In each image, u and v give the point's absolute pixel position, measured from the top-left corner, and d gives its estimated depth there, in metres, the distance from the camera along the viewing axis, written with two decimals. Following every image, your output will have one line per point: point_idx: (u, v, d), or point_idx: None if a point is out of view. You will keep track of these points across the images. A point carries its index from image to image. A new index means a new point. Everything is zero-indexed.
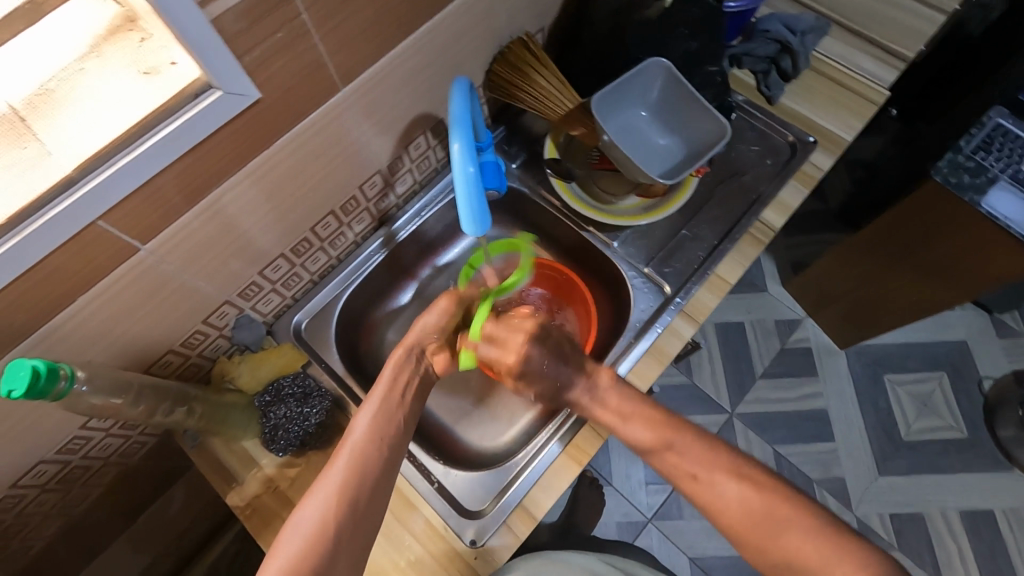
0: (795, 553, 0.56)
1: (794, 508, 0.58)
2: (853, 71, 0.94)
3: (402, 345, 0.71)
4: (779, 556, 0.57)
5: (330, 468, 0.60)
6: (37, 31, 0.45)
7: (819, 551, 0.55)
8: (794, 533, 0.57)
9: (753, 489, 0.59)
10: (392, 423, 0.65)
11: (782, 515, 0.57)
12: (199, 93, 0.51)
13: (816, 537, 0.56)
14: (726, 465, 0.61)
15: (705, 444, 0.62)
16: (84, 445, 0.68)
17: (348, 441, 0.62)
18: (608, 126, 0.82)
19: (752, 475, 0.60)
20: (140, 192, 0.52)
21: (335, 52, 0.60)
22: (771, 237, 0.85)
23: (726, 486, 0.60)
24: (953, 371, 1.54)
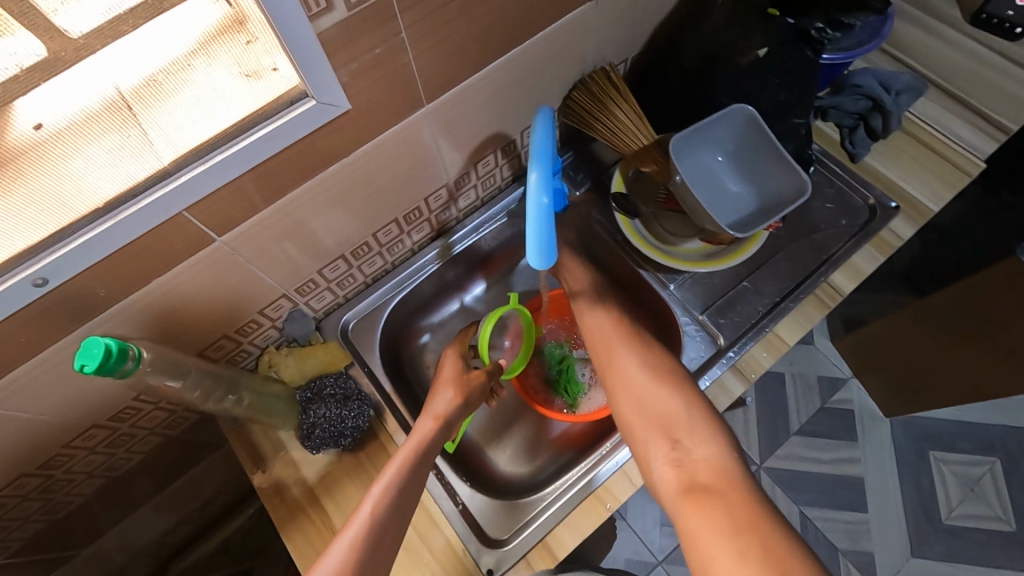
0: (664, 413, 0.68)
1: (678, 384, 0.70)
2: (947, 137, 0.89)
3: (430, 420, 0.71)
4: (649, 417, 0.69)
5: (345, 534, 0.62)
6: (151, 27, 0.43)
7: (682, 411, 0.67)
8: (668, 400, 0.69)
9: (653, 368, 0.72)
10: (408, 495, 0.66)
11: (668, 385, 0.70)
12: (295, 101, 0.53)
13: (689, 411, 0.67)
14: (637, 350, 0.75)
15: (628, 333, 0.77)
16: (134, 416, 0.71)
17: (361, 509, 0.64)
18: (682, 166, 0.80)
19: (657, 360, 0.73)
20: (227, 187, 0.54)
21: (426, 70, 0.60)
22: (837, 301, 0.82)
23: (634, 362, 0.73)
24: (1008, 460, 1.44)
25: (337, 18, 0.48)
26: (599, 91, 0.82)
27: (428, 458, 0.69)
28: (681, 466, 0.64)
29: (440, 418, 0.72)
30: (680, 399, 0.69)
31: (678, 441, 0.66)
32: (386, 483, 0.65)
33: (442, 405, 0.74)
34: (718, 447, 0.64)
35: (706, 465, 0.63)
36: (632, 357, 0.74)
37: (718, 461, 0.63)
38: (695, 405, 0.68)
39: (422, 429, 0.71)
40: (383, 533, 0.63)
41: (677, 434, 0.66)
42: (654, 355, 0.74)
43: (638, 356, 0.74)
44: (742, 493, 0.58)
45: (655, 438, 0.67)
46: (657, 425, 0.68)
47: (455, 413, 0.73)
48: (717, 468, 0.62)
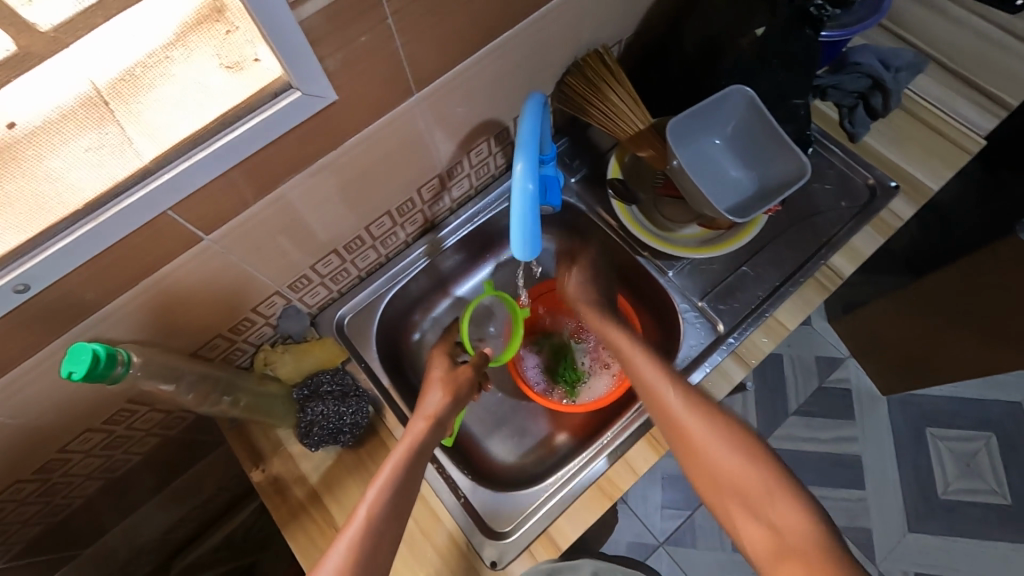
0: (738, 478, 0.59)
1: (750, 443, 0.61)
2: (948, 114, 0.87)
3: (423, 420, 0.70)
4: (724, 482, 0.60)
5: (341, 539, 0.59)
6: (127, 17, 0.41)
7: (753, 471, 0.59)
8: (742, 460, 0.60)
9: (718, 422, 0.63)
10: (406, 493, 0.64)
11: (738, 446, 0.61)
12: (278, 93, 0.51)
13: (762, 471, 0.59)
14: (692, 395, 0.65)
15: (679, 376, 0.67)
16: (129, 418, 0.70)
17: (359, 511, 0.61)
18: (680, 152, 0.78)
19: (718, 412, 0.64)
20: (214, 184, 0.52)
21: (415, 57, 0.58)
22: (837, 285, 0.81)
23: (692, 414, 0.64)
24: (1004, 435, 1.45)
25: (320, 5, 0.46)
26: (594, 75, 0.79)
27: (423, 456, 0.67)
28: (771, 542, 0.55)
29: (431, 417, 0.71)
30: (756, 458, 0.60)
31: (761, 511, 0.57)
32: (382, 483, 0.63)
33: (433, 404, 0.72)
34: (809, 516, 0.56)
35: (798, 537, 0.54)
36: (690, 410, 0.64)
37: (808, 533, 0.54)
38: (768, 463, 0.59)
39: (415, 429, 0.69)
40: (383, 536, 0.60)
41: (759, 504, 0.58)
42: (715, 405, 0.65)
43: (696, 407, 0.64)
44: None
45: (735, 507, 0.59)
46: (734, 492, 0.59)
47: (447, 411, 0.72)
48: (808, 542, 0.53)
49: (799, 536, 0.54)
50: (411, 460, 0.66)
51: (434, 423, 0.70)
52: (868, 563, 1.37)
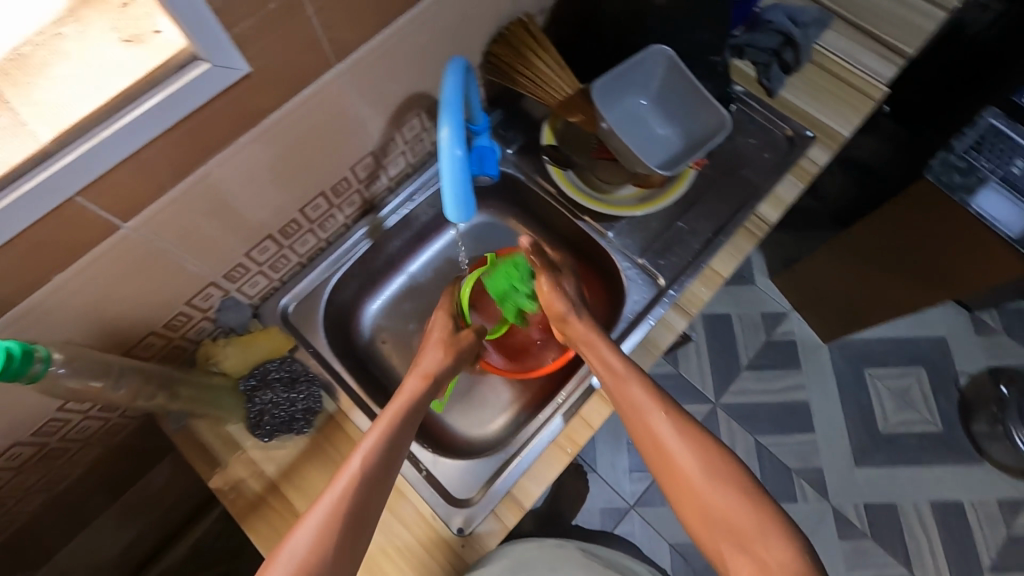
0: (729, 516, 0.57)
1: (745, 482, 0.59)
2: (854, 66, 0.93)
3: (421, 379, 0.70)
4: (714, 518, 0.58)
5: (328, 492, 0.58)
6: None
7: (747, 509, 0.57)
8: (734, 497, 0.58)
9: (709, 454, 0.61)
10: (396, 451, 0.63)
11: (733, 482, 0.59)
12: (184, 66, 0.49)
13: (754, 505, 0.57)
14: (683, 423, 0.63)
15: (668, 402, 0.65)
16: (63, 428, 0.66)
17: (347, 470, 0.60)
18: (608, 115, 0.80)
19: (711, 442, 0.62)
20: (125, 166, 0.50)
21: (329, 27, 0.57)
22: (766, 232, 0.85)
23: (683, 442, 0.62)
24: (932, 368, 1.54)
25: None
26: (519, 43, 0.80)
27: (417, 413, 0.67)
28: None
29: (429, 376, 0.70)
30: (746, 492, 0.58)
31: (749, 547, 0.55)
32: (375, 439, 0.62)
33: (431, 364, 0.72)
34: (799, 555, 0.53)
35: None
36: (681, 436, 0.62)
37: (799, 572, 0.52)
38: (759, 500, 0.58)
39: (411, 387, 0.69)
40: (371, 492, 0.59)
41: (750, 540, 0.55)
42: (708, 435, 0.63)
43: (686, 436, 0.62)
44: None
45: (726, 545, 0.56)
46: (723, 526, 0.57)
47: (445, 371, 0.72)
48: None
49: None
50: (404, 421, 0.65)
51: (430, 381, 0.70)
52: (822, 500, 1.44)
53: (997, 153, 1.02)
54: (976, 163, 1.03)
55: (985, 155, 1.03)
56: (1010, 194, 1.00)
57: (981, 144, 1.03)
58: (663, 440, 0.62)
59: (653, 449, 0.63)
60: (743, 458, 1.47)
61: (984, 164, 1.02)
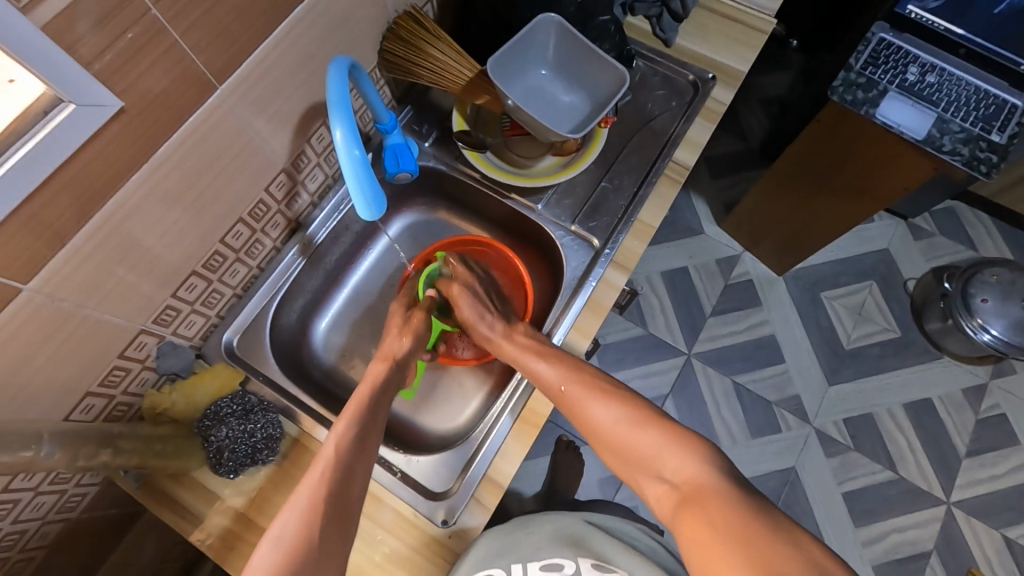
0: (644, 452, 0.58)
1: (658, 419, 0.60)
2: (741, 5, 0.97)
3: (385, 361, 0.72)
4: (634, 458, 0.59)
5: (308, 478, 0.57)
6: None
7: (659, 439, 0.58)
8: (646, 433, 0.59)
9: (619, 404, 0.63)
10: (369, 430, 0.64)
11: (648, 419, 0.61)
12: (49, 110, 0.47)
13: (664, 434, 0.58)
14: (591, 381, 0.66)
15: (579, 369, 0.68)
16: (13, 510, 0.63)
17: (323, 454, 0.59)
18: (510, 91, 0.82)
19: (616, 393, 0.64)
20: (10, 224, 0.48)
21: (201, 47, 0.56)
22: (686, 176, 0.87)
23: (592, 401, 0.65)
24: (881, 279, 1.60)
25: (62, 6, 0.43)
26: (409, 35, 0.80)
27: (384, 394, 0.69)
28: (674, 499, 0.53)
29: (391, 359, 0.73)
30: (658, 426, 0.59)
31: (664, 474, 0.55)
32: (346, 422, 0.63)
33: (393, 347, 0.75)
34: (708, 467, 0.53)
35: (698, 486, 0.52)
36: (591, 397, 0.65)
37: (704, 478, 0.52)
38: (671, 429, 0.59)
39: (374, 370, 0.71)
40: (353, 469, 0.59)
41: (661, 466, 0.56)
42: (614, 388, 0.66)
43: (597, 393, 0.65)
44: (739, 513, 0.47)
45: (642, 477, 0.58)
46: (638, 462, 0.58)
47: (405, 351, 0.74)
48: (708, 490, 0.51)
49: (696, 487, 0.51)
50: (373, 404, 0.67)
51: (393, 360, 0.72)
52: (804, 424, 1.46)
53: (890, 63, 1.09)
54: (875, 77, 1.08)
55: (881, 69, 1.08)
56: (908, 99, 1.06)
57: (876, 58, 1.09)
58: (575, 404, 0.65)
59: (571, 414, 0.66)
60: (722, 400, 1.48)
61: (881, 77, 1.08)
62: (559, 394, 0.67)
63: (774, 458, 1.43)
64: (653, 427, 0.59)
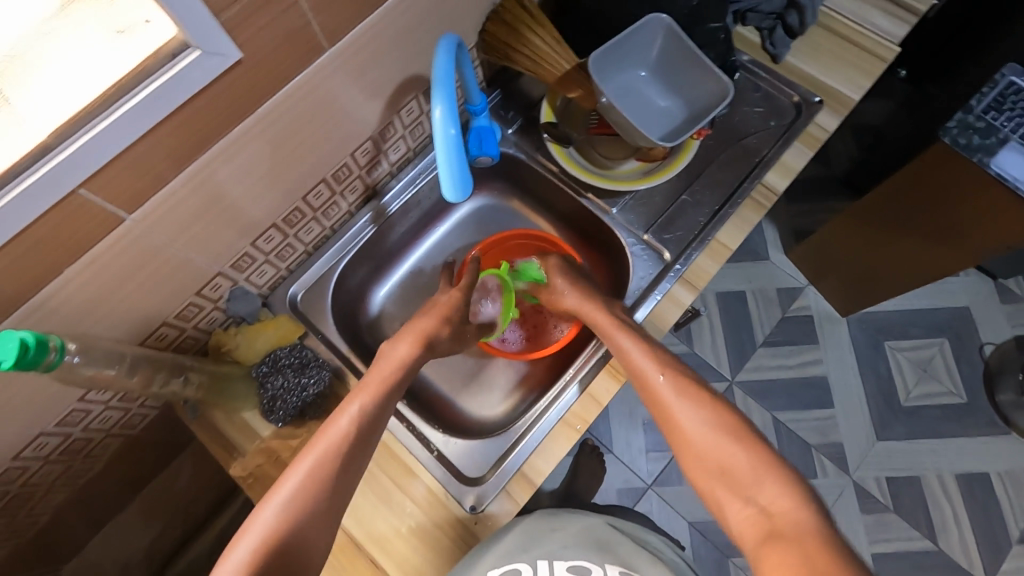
0: (725, 461, 0.56)
1: (747, 434, 0.57)
2: (862, 26, 0.91)
3: (410, 343, 0.70)
4: (710, 465, 0.57)
5: (316, 444, 0.58)
6: None
7: (745, 456, 0.55)
8: (732, 445, 0.57)
9: (708, 409, 0.60)
10: (384, 406, 0.63)
11: (736, 429, 0.58)
12: (175, 54, 0.49)
13: (751, 451, 0.56)
14: (681, 380, 0.64)
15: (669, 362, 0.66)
16: (84, 419, 0.68)
17: (338, 421, 0.60)
18: (606, 89, 0.80)
19: (708, 398, 0.62)
20: (125, 156, 0.51)
21: (319, 9, 0.57)
22: (773, 201, 0.83)
23: (682, 398, 0.62)
24: (955, 338, 1.49)
25: None
26: (513, 19, 0.79)
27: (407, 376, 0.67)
28: (758, 524, 0.51)
29: (419, 341, 0.71)
30: (744, 441, 0.57)
31: (748, 492, 0.53)
32: (367, 394, 0.63)
33: (425, 327, 0.73)
34: (799, 497, 0.51)
35: (788, 518, 0.50)
36: (679, 394, 0.62)
37: (793, 510, 0.50)
38: (762, 450, 0.56)
39: (403, 349, 0.69)
40: (355, 450, 0.58)
41: (745, 485, 0.54)
42: (703, 390, 0.62)
43: (684, 393, 0.62)
44: (829, 552, 0.45)
45: (720, 490, 0.55)
46: (720, 474, 0.56)
47: (438, 335, 0.73)
48: (797, 522, 0.49)
49: (788, 520, 0.49)
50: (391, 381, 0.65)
51: (414, 339, 0.71)
52: (842, 474, 1.39)
53: (1018, 110, 0.98)
54: (996, 123, 0.98)
55: (1005, 115, 0.98)
56: None
57: (1001, 102, 0.99)
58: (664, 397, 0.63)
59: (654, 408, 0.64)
60: (760, 433, 1.43)
61: (1003, 124, 0.97)
62: (649, 384, 0.65)
63: None
64: (742, 441, 0.56)
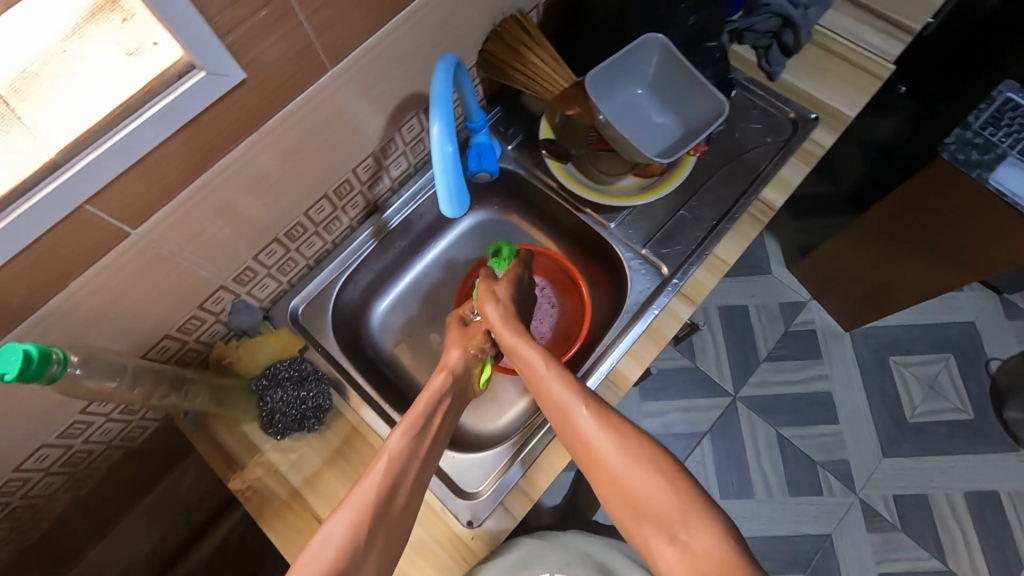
0: (651, 499, 0.55)
1: (664, 467, 0.58)
2: (858, 45, 0.92)
3: (443, 370, 0.72)
4: (636, 501, 0.56)
5: (368, 477, 0.59)
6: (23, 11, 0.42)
7: (671, 498, 0.55)
8: (654, 482, 0.56)
9: (628, 443, 0.60)
10: (424, 439, 0.64)
11: (659, 462, 0.58)
12: (182, 74, 0.51)
13: (674, 487, 0.56)
14: (602, 412, 0.63)
15: (592, 396, 0.64)
16: (85, 430, 0.69)
17: (384, 453, 0.61)
18: (603, 107, 0.81)
19: (633, 432, 0.61)
20: (130, 174, 0.52)
21: (322, 31, 0.59)
22: (770, 217, 0.84)
23: (603, 435, 0.60)
24: (961, 354, 1.47)
25: None
26: (513, 39, 0.81)
27: (450, 407, 0.70)
28: (683, 564, 0.51)
29: (448, 369, 0.72)
30: (665, 476, 0.57)
31: (675, 531, 0.53)
32: (404, 430, 0.64)
33: (453, 359, 0.74)
34: (721, 535, 0.52)
35: (712, 560, 0.50)
36: (601, 429, 0.61)
37: (719, 551, 0.50)
38: (678, 484, 0.56)
39: (435, 381, 0.70)
40: (401, 483, 0.59)
41: (670, 522, 0.54)
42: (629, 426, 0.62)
43: (609, 428, 0.61)
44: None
45: (648, 528, 0.54)
46: (646, 513, 0.55)
47: (468, 364, 0.74)
48: (722, 560, 0.49)
49: (712, 558, 0.50)
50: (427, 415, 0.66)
51: (505, 305, 0.77)
52: (848, 492, 1.37)
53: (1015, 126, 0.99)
54: (994, 139, 0.99)
55: (1003, 131, 0.99)
56: None
57: (999, 118, 1.00)
58: (582, 430, 0.61)
59: (576, 446, 0.62)
60: (764, 449, 1.42)
61: (1001, 140, 0.98)
62: (573, 420, 0.62)
63: (812, 521, 1.35)
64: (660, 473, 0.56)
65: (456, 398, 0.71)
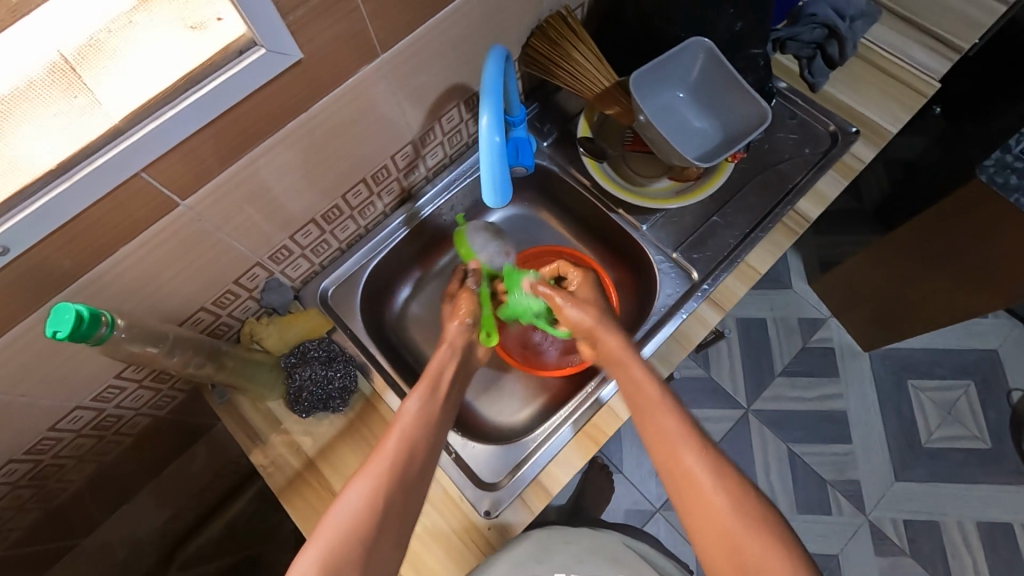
0: (738, 532, 0.55)
1: (753, 501, 0.57)
2: (903, 60, 0.91)
3: (445, 342, 0.75)
4: (721, 536, 0.56)
5: (384, 446, 0.61)
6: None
7: (757, 535, 0.54)
8: (742, 513, 0.56)
9: (710, 461, 0.60)
10: (438, 408, 0.66)
11: (746, 496, 0.57)
12: (243, 51, 0.52)
13: (759, 523, 0.55)
14: (688, 424, 0.62)
15: (675, 404, 0.64)
16: (118, 396, 0.70)
17: (401, 421, 0.64)
18: (644, 107, 0.81)
19: (713, 448, 0.61)
20: (185, 146, 0.54)
21: (377, 16, 0.59)
22: (805, 228, 0.83)
23: (686, 447, 0.61)
24: (982, 381, 1.45)
25: None
26: (556, 35, 0.81)
27: (456, 373, 0.72)
28: None
29: (447, 340, 0.75)
30: (752, 512, 0.56)
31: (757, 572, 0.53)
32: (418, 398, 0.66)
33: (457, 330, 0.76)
34: None
35: None
36: (685, 441, 0.61)
37: None
38: (768, 521, 0.56)
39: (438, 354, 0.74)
40: (418, 448, 0.62)
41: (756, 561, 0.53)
42: (714, 447, 0.61)
43: (691, 443, 0.61)
44: None
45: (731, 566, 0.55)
46: (732, 550, 0.55)
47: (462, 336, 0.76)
48: None
49: None
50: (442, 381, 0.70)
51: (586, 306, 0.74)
52: (858, 513, 1.36)
53: None
54: None
55: None
56: None
57: None
58: (669, 440, 0.61)
59: (658, 452, 0.62)
60: (774, 464, 1.40)
61: None
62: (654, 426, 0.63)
63: (819, 540, 1.34)
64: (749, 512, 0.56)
65: (460, 365, 0.74)
